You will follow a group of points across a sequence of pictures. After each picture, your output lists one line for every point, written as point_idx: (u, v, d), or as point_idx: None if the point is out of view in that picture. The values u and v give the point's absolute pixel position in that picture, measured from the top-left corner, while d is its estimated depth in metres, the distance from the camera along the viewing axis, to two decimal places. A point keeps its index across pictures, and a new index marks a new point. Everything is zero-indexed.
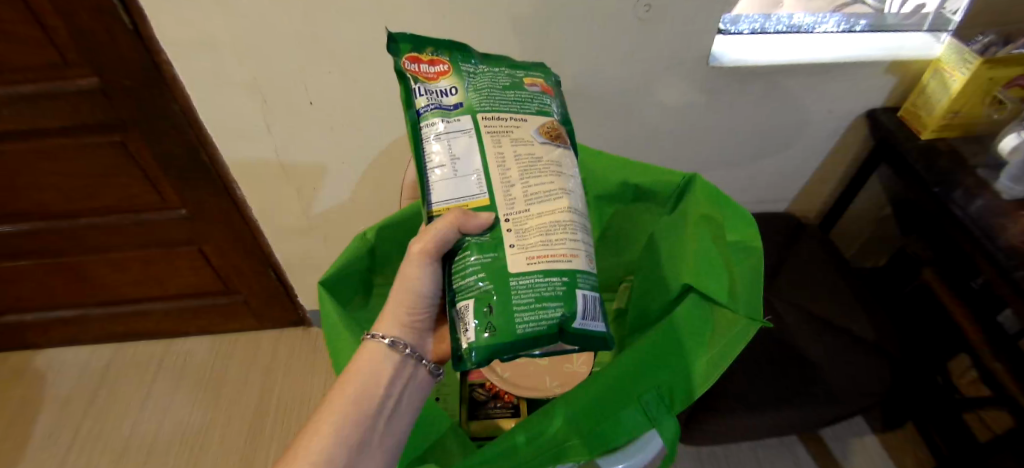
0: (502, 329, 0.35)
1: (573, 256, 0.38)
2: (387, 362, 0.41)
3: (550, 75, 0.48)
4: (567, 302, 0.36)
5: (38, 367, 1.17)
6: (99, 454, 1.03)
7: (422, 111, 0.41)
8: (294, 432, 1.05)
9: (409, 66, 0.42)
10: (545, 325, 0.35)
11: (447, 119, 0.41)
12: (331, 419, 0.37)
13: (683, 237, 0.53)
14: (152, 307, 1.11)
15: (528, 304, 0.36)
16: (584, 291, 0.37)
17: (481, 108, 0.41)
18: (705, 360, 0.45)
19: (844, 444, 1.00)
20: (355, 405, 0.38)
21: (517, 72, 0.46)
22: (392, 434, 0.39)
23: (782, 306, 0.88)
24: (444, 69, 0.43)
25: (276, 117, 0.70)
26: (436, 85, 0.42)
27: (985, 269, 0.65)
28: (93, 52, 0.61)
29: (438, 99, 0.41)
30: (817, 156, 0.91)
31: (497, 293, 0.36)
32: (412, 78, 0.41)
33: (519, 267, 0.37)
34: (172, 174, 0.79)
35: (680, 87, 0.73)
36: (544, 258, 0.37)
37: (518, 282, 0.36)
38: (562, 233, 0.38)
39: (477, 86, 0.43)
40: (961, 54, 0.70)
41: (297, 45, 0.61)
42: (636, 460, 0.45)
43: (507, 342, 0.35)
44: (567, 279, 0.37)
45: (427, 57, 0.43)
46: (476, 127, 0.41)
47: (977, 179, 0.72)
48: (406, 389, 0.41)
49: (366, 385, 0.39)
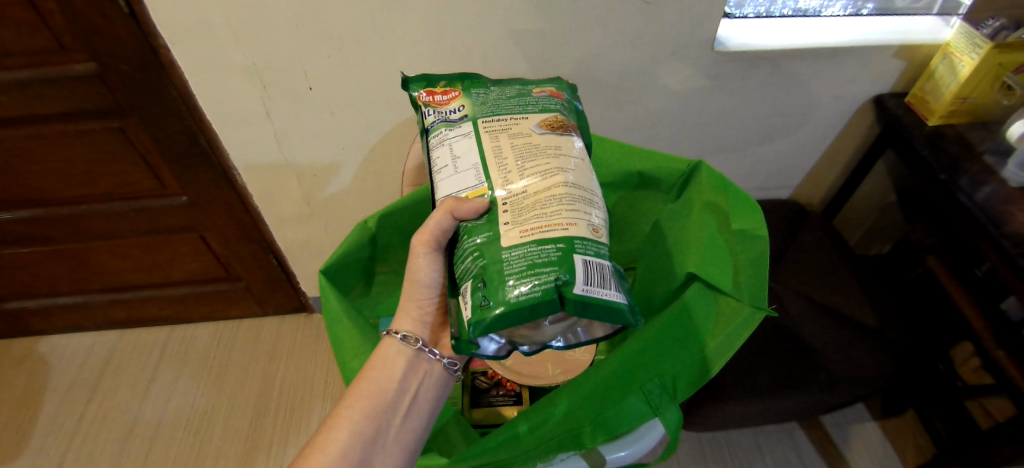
0: (495, 299, 0.34)
1: (570, 224, 0.35)
2: (399, 357, 0.41)
3: (564, 85, 0.49)
4: (563, 265, 0.34)
5: (43, 354, 1.17)
6: (106, 439, 1.04)
7: (431, 128, 0.44)
8: (298, 417, 1.06)
9: (423, 98, 0.45)
10: (540, 291, 0.33)
11: (452, 128, 0.43)
12: (348, 413, 0.39)
13: (687, 224, 0.52)
14: (155, 294, 1.12)
15: (521, 272, 0.34)
16: (582, 256, 0.34)
17: (483, 115, 0.43)
18: (713, 346, 0.44)
19: (844, 431, 1.01)
20: (370, 397, 0.39)
21: (527, 86, 0.47)
22: (407, 430, 0.40)
23: (785, 294, 0.88)
24: (455, 95, 0.45)
25: (275, 102, 0.69)
26: (446, 107, 0.45)
27: (990, 256, 0.64)
28: (90, 36, 0.60)
29: (446, 115, 0.44)
30: (825, 139, 0.89)
31: (489, 268, 0.35)
32: (424, 107, 0.45)
33: (511, 241, 0.35)
34: (171, 160, 0.78)
35: (685, 72, 0.72)
36: (538, 229, 0.35)
37: (510, 253, 0.35)
38: (557, 204, 0.36)
39: (486, 101, 0.45)
40: (972, 38, 0.69)
41: (294, 28, 0.60)
42: (638, 448, 0.45)
43: (500, 313, 0.33)
44: (563, 245, 0.34)
45: (441, 89, 0.46)
46: (475, 130, 0.42)
47: (984, 166, 0.71)
48: (421, 385, 0.42)
49: (380, 380, 0.40)
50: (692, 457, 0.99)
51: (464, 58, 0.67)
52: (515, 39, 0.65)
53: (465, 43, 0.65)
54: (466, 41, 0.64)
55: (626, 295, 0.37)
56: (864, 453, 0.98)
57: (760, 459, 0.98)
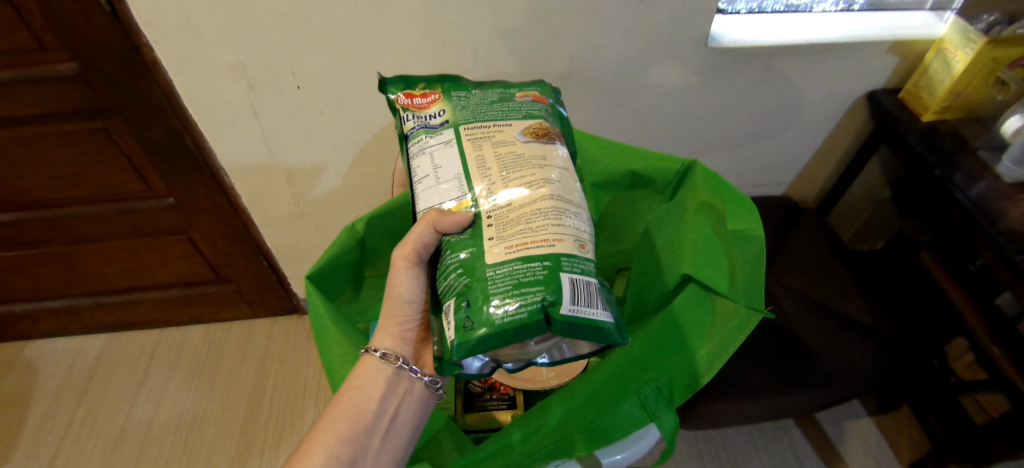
0: (480, 320, 0.32)
1: (557, 240, 0.35)
2: (379, 375, 0.40)
3: (547, 89, 0.48)
4: (549, 285, 0.33)
5: (28, 359, 1.15)
6: (93, 446, 1.02)
7: (411, 134, 0.43)
8: (289, 422, 1.05)
9: (401, 101, 0.44)
10: (526, 312, 0.32)
11: (432, 135, 0.42)
12: (325, 436, 0.38)
13: (682, 225, 0.51)
14: (143, 297, 1.10)
15: (507, 292, 0.33)
16: (569, 274, 0.34)
17: (465, 121, 0.42)
18: (706, 352, 0.44)
19: (839, 426, 1.01)
20: (349, 419, 0.38)
21: (509, 89, 0.46)
22: (388, 452, 0.39)
23: (781, 293, 0.87)
24: (435, 98, 0.44)
25: (263, 102, 0.68)
26: (425, 111, 0.43)
27: (985, 252, 0.64)
28: (69, 35, 0.58)
29: (427, 121, 0.43)
30: (817, 135, 0.89)
31: (473, 286, 0.34)
32: (403, 111, 0.44)
33: (496, 258, 0.34)
34: (157, 161, 0.76)
35: (679, 68, 0.71)
36: (523, 245, 0.34)
37: (495, 271, 0.34)
38: (543, 219, 0.35)
39: (466, 105, 0.43)
40: (966, 33, 0.68)
41: (281, 25, 0.59)
42: (632, 452, 0.47)
43: (484, 334, 0.32)
44: (549, 263, 0.33)
45: (419, 92, 0.44)
46: (457, 138, 0.41)
47: (978, 162, 0.71)
48: (402, 406, 0.41)
49: (359, 401, 0.39)
50: (687, 456, 0.99)
51: (454, 52, 0.65)
52: (504, 36, 0.63)
53: (455, 43, 0.64)
54: (455, 37, 0.63)
55: (614, 313, 0.36)
56: (860, 450, 0.98)
57: (755, 457, 0.98)
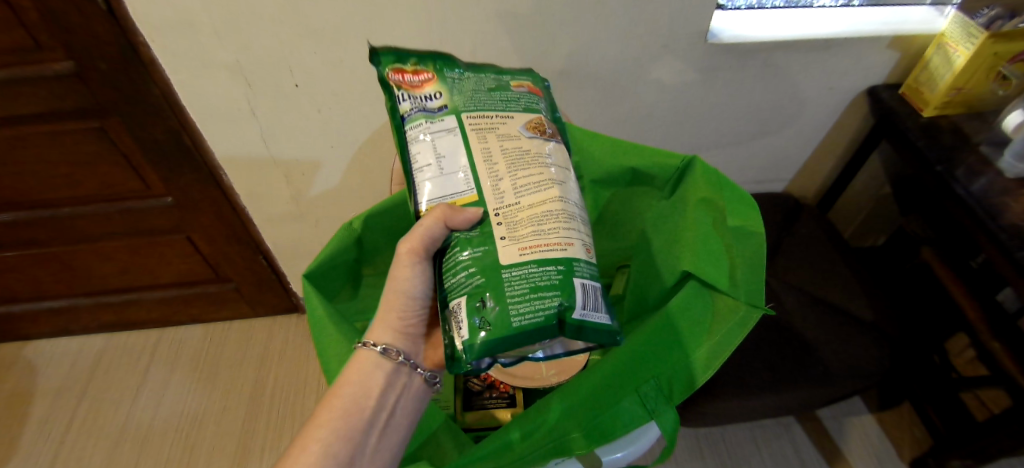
0: (497, 322, 0.33)
1: (568, 244, 0.35)
2: (378, 371, 0.40)
3: (537, 79, 0.47)
4: (564, 290, 0.34)
5: (28, 359, 1.15)
6: (94, 445, 1.03)
7: (408, 117, 0.40)
8: (290, 421, 1.05)
9: (394, 78, 0.41)
10: (542, 317, 0.33)
11: (432, 121, 0.40)
12: (320, 434, 0.37)
13: (682, 222, 0.50)
14: (142, 296, 1.10)
15: (523, 295, 0.33)
16: (581, 279, 0.35)
17: (466, 108, 0.41)
18: (704, 350, 0.44)
19: (841, 423, 1.01)
20: (346, 416, 0.38)
21: (503, 76, 0.45)
22: (386, 450, 0.39)
23: (782, 289, 0.87)
24: (429, 77, 0.42)
25: (261, 100, 0.67)
26: (421, 92, 0.41)
27: (986, 247, 0.64)
28: (65, 34, 0.57)
29: (423, 103, 0.40)
30: (818, 131, 0.88)
31: (487, 286, 0.34)
32: (395, 89, 0.41)
33: (510, 258, 0.34)
34: (154, 160, 0.76)
35: (679, 65, 0.70)
36: (536, 248, 0.35)
37: (510, 273, 0.34)
38: (554, 222, 0.36)
39: (463, 90, 0.42)
40: (967, 28, 0.68)
41: (277, 22, 0.58)
42: (635, 448, 0.47)
43: (500, 336, 0.32)
44: (563, 267, 0.34)
45: (410, 68, 0.42)
46: (460, 126, 0.40)
47: (979, 157, 0.71)
48: (400, 402, 0.40)
49: (357, 398, 0.39)
50: (689, 453, 0.98)
51: (452, 48, 0.65)
52: (502, 31, 0.63)
53: (452, 39, 0.63)
54: (452, 33, 0.63)
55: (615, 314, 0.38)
56: (860, 447, 0.98)
57: (756, 454, 0.98)
